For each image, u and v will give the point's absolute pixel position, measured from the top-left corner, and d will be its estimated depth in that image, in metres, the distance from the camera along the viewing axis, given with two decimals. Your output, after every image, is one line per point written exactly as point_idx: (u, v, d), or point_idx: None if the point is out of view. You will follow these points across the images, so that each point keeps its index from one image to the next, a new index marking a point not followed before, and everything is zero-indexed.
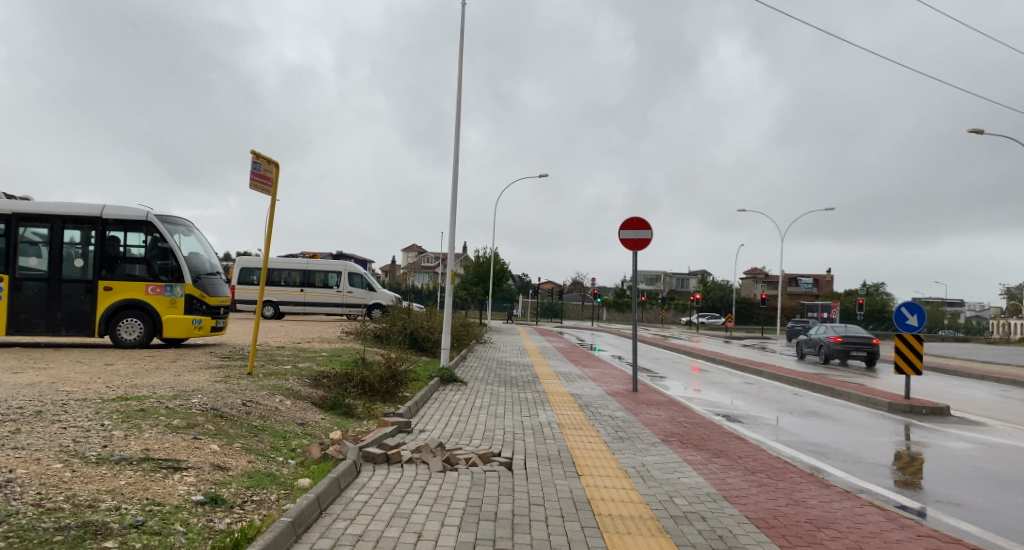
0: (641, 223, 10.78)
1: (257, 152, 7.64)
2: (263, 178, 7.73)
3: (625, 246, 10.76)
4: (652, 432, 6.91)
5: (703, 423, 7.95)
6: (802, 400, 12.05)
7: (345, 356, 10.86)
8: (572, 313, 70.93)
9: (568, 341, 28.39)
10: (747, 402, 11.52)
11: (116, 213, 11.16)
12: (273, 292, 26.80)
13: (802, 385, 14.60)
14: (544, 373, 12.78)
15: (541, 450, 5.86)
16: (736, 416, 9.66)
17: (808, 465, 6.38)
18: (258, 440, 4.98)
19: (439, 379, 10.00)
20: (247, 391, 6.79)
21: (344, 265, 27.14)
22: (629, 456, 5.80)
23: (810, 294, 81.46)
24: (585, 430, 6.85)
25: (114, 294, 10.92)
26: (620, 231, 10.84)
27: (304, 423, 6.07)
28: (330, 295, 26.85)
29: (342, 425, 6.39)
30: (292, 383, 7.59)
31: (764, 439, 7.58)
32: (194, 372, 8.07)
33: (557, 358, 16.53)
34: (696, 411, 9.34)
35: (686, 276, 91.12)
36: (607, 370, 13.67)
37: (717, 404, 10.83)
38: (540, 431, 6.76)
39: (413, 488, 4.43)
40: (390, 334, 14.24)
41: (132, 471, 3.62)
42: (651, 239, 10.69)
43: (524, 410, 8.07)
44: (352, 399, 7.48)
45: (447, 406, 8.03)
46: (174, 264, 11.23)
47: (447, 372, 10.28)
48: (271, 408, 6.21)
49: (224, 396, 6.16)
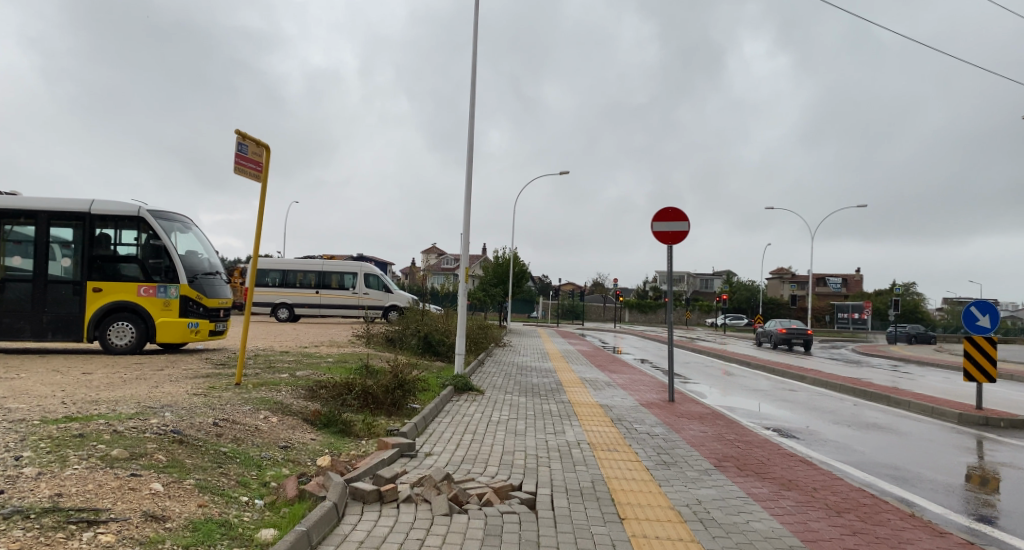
0: (678, 214, 9.67)
1: (244, 133, 6.71)
2: (251, 162, 6.80)
3: (660, 239, 9.67)
4: (701, 455, 5.81)
5: (757, 441, 6.81)
6: (855, 408, 10.74)
7: (351, 362, 9.95)
8: (594, 315, 69.56)
9: (591, 343, 27.23)
10: (796, 412, 10.30)
11: (107, 209, 10.46)
12: (288, 294, 26.16)
13: (848, 389, 13.26)
14: (568, 380, 11.73)
15: (571, 481, 4.80)
16: (788, 431, 8.48)
17: (894, 497, 5.20)
18: (222, 473, 4.02)
19: (453, 388, 9.01)
20: (227, 406, 5.86)
21: (360, 266, 26.30)
22: (680, 490, 4.71)
23: (840, 295, 79.02)
24: (622, 453, 5.77)
25: (104, 295, 10.20)
26: (653, 222, 9.75)
27: (289, 446, 5.11)
28: (345, 296, 26.07)
29: (334, 448, 5.41)
30: (283, 395, 6.65)
31: (830, 460, 6.40)
32: (178, 382, 7.20)
33: (582, 362, 15.40)
34: (743, 425, 8.19)
35: (710, 276, 89.13)
36: (637, 376, 12.58)
37: (764, 416, 9.63)
38: (568, 453, 5.71)
39: (409, 541, 3.43)
40: (404, 337, 13.33)
41: (22, 533, 2.67)
42: (688, 232, 9.58)
43: (548, 426, 7.03)
44: (351, 414, 6.52)
45: (460, 421, 7.03)
46: (168, 264, 10.47)
47: (462, 380, 9.27)
48: (251, 427, 5.26)
49: (195, 414, 5.23)
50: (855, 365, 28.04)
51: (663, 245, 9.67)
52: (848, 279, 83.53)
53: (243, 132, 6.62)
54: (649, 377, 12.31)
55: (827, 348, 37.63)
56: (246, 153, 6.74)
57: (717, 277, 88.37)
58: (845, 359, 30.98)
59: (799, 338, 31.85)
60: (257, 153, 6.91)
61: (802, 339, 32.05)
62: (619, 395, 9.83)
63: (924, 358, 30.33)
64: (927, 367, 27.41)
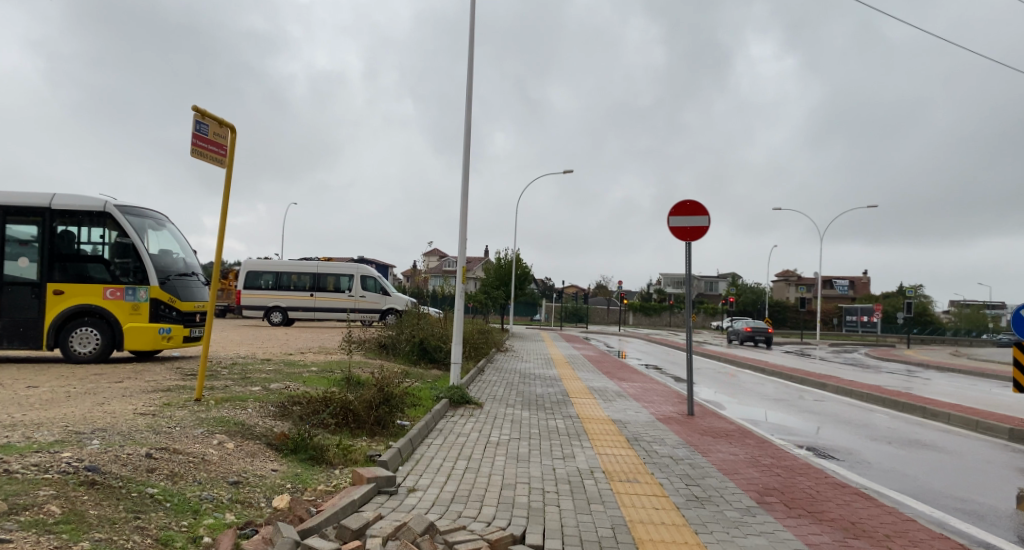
0: (698, 208, 8.75)
1: (203, 110, 5.83)
2: (211, 144, 5.93)
3: (676, 236, 8.76)
4: (739, 489, 4.84)
5: (798, 466, 5.80)
6: (889, 421, 9.70)
7: (336, 372, 9.02)
8: (597, 318, 68.54)
9: (596, 348, 26.28)
10: (826, 425, 9.30)
11: (70, 204, 9.61)
12: (281, 298, 25.27)
13: (875, 399, 12.19)
14: (574, 390, 10.78)
15: (587, 530, 3.85)
16: (823, 449, 7.48)
17: (980, 542, 4.18)
18: (136, 527, 3.08)
19: (448, 401, 8.08)
20: (176, 429, 4.94)
21: (357, 268, 25.41)
22: (723, 541, 3.76)
23: (846, 297, 78.02)
24: (645, 486, 4.82)
25: (65, 299, 9.38)
26: (670, 217, 8.83)
27: (239, 481, 4.17)
28: (342, 299, 25.17)
29: (298, 482, 4.47)
30: (246, 414, 5.74)
31: (885, 489, 5.40)
32: (132, 396, 6.30)
33: (588, 369, 14.46)
34: (775, 444, 7.21)
35: (713, 279, 88.39)
36: (648, 385, 11.64)
37: (792, 431, 8.63)
38: (580, 487, 4.77)
39: None
40: (397, 343, 12.44)
41: None
42: (709, 228, 8.66)
43: (555, 449, 6.08)
44: (326, 437, 5.61)
45: (454, 443, 6.10)
46: (136, 264, 9.61)
47: (458, 391, 8.34)
48: (198, 457, 4.34)
49: (130, 441, 4.31)
50: (870, 370, 27.01)
51: (680, 241, 8.76)
52: (854, 281, 82.51)
53: (202, 110, 5.74)
54: (662, 386, 11.37)
55: (838, 351, 36.62)
56: (207, 134, 5.88)
57: (721, 280, 87.60)
58: (858, 363, 29.96)
59: (762, 335, 36.69)
60: (220, 135, 6.05)
61: (763, 336, 37.23)
62: (631, 408, 8.88)
63: (940, 361, 29.32)
64: (946, 371, 26.37)
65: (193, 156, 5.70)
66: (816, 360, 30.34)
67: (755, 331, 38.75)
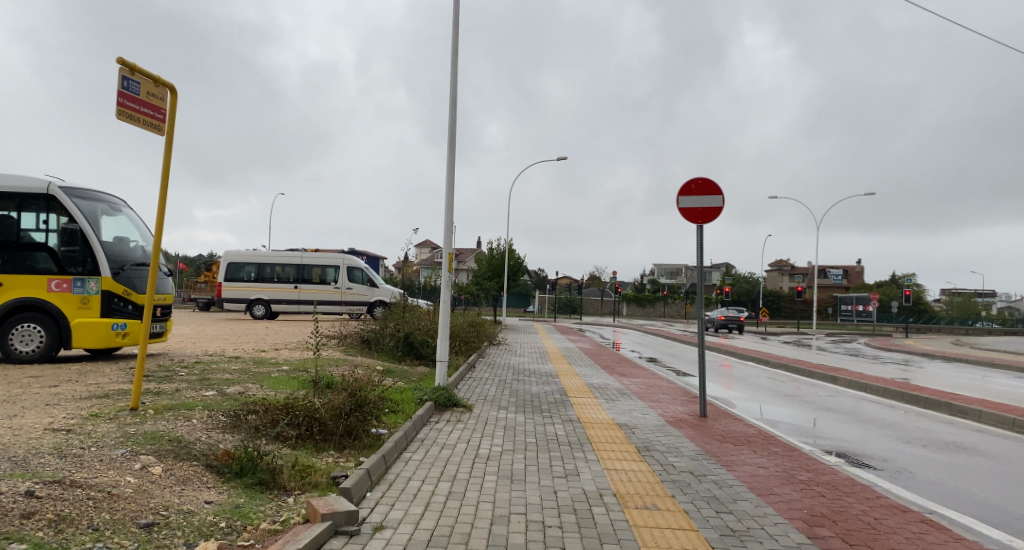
0: (710, 186, 7.87)
1: (131, 64, 4.78)
2: (141, 105, 4.92)
3: (688, 217, 7.87)
4: (782, 518, 3.96)
5: (841, 483, 4.91)
6: (915, 420, 8.88)
7: (307, 372, 8.09)
8: (591, 309, 67.78)
9: (591, 340, 25.45)
10: (850, 425, 8.44)
11: (9, 186, 8.62)
12: (264, 290, 24.24)
13: (893, 394, 11.36)
14: (572, 389, 9.92)
15: None
16: (854, 455, 6.62)
17: None
18: None
19: (432, 404, 7.19)
20: (89, 449, 4.01)
21: (343, 259, 24.42)
22: None
23: (840, 286, 77.56)
24: (669, 516, 3.94)
25: (5, 292, 8.42)
26: (679, 198, 7.94)
27: (156, 521, 3.26)
28: (327, 292, 24.18)
29: (236, 518, 3.56)
30: (189, 427, 4.82)
31: (947, 510, 4.52)
32: (55, 405, 5.34)
33: (585, 364, 13.62)
34: (802, 450, 6.35)
35: (708, 269, 88.01)
36: (651, 382, 10.79)
37: (813, 434, 7.80)
38: (588, 519, 3.88)
39: None
40: (381, 338, 11.53)
41: None
42: (723, 209, 7.78)
43: (555, 463, 5.20)
44: (282, 454, 4.71)
45: (436, 459, 5.20)
46: (84, 252, 8.61)
47: (444, 393, 7.45)
48: (104, 489, 3.41)
49: (13, 470, 3.38)
50: (872, 360, 26.32)
51: (691, 223, 7.87)
52: (849, 270, 82.28)
53: (129, 64, 4.71)
54: (666, 384, 10.54)
55: (836, 342, 35.99)
56: (139, 93, 4.89)
57: (715, 270, 87.16)
58: (859, 353, 29.30)
59: (735, 324, 38.76)
60: (156, 95, 5.05)
61: (735, 324, 39.26)
62: (637, 410, 8.02)
63: (944, 351, 28.63)
64: (950, 361, 25.66)
65: (118, 117, 4.69)
66: (816, 351, 29.67)
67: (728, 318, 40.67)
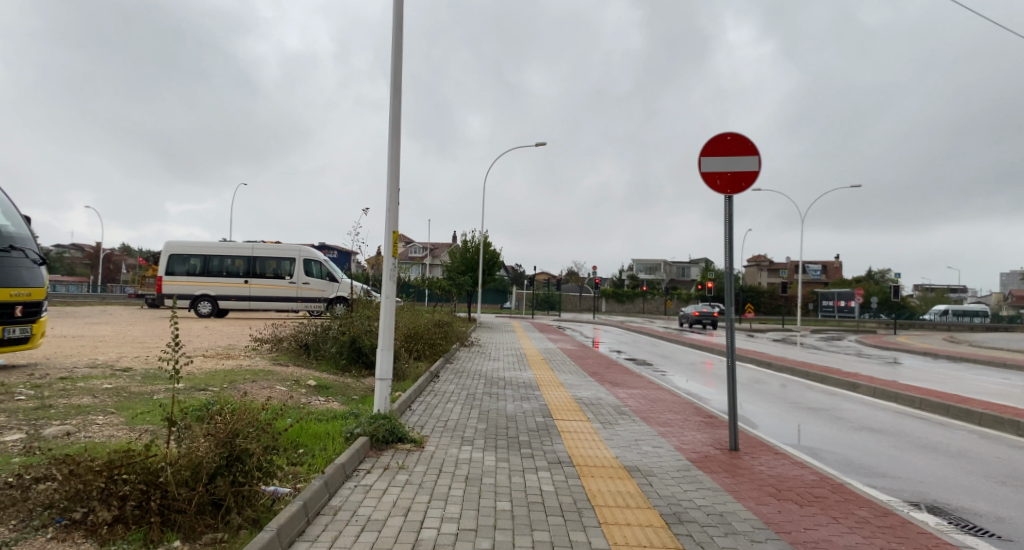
0: (745, 144, 5.99)
1: None
2: None
3: (712, 184, 6.01)
4: None
5: None
6: (985, 446, 7.15)
7: (200, 395, 5.92)
8: (569, 306, 65.97)
9: (571, 339, 23.59)
10: (913, 458, 6.64)
11: None
12: (211, 285, 21.74)
13: (935, 409, 9.68)
14: (557, 406, 7.94)
15: None
16: (951, 510, 4.82)
17: None
18: None
19: (366, 443, 5.11)
20: None
21: (300, 250, 22.11)
22: None
23: (818, 282, 77.12)
24: None
25: None
26: (702, 159, 6.06)
27: None
28: (282, 287, 21.91)
29: None
30: None
31: None
32: None
33: (568, 370, 11.68)
34: (894, 510, 4.48)
35: (687, 265, 87.02)
36: (652, 396, 8.90)
37: (876, 473, 5.98)
38: None
39: None
40: (324, 343, 9.42)
41: None
42: (759, 174, 5.93)
43: None
44: None
45: None
46: None
47: (384, 426, 5.37)
48: None
49: None
50: (864, 359, 24.94)
51: (718, 193, 6.00)
52: (825, 265, 82.08)
53: None
54: (671, 399, 8.68)
55: (823, 339, 34.71)
56: None
57: (694, 266, 86.57)
58: (850, 351, 28.01)
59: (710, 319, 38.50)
60: None
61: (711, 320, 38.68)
62: (646, 441, 6.08)
63: (938, 348, 27.39)
64: (947, 359, 24.36)
65: None
66: (804, 348, 28.26)
67: (704, 314, 39.79)
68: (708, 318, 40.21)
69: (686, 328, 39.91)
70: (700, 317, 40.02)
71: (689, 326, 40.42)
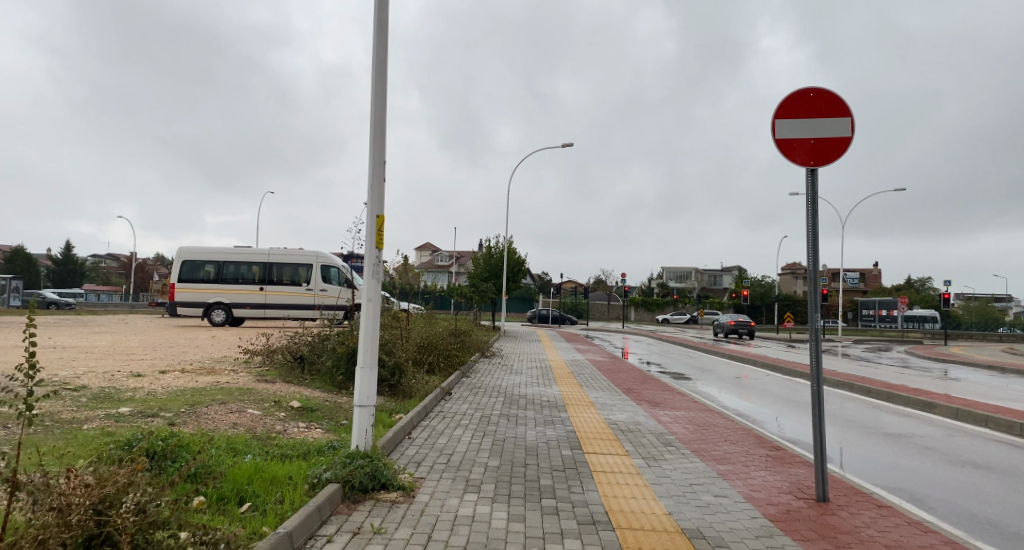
0: (833, 102, 4.61)
1: None
2: None
3: (790, 153, 4.65)
4: None
5: None
6: None
7: (144, 424, 4.73)
8: (598, 314, 64.23)
9: (600, 349, 22.16)
10: None
11: None
12: (225, 292, 20.92)
13: None
14: (587, 433, 6.57)
15: None
16: None
17: None
18: None
19: (335, 493, 3.84)
20: None
21: (316, 256, 21.27)
22: None
23: (858, 290, 73.98)
24: None
25: None
26: (777, 121, 4.68)
27: None
28: (298, 294, 21.07)
29: None
30: None
31: None
32: None
33: (599, 386, 10.29)
34: None
35: (719, 273, 84.63)
36: (701, 421, 7.46)
37: (1016, 535, 4.47)
38: None
39: None
40: (320, 355, 8.26)
41: None
42: (851, 139, 4.55)
43: None
44: None
45: None
46: None
47: (363, 470, 4.11)
48: None
49: None
50: (920, 371, 22.94)
51: (798, 165, 4.64)
52: (865, 272, 78.91)
53: None
54: (725, 425, 7.22)
55: (871, 350, 32.49)
56: None
57: (726, 273, 84.03)
58: (901, 362, 25.98)
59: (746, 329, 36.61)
60: None
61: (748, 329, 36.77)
62: (706, 487, 4.68)
63: (1002, 361, 25.10)
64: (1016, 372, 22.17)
65: None
66: (852, 360, 26.29)
67: (740, 323, 37.89)
68: (744, 328, 38.25)
69: (722, 338, 38.01)
70: (736, 326, 38.11)
71: (725, 335, 38.51)
